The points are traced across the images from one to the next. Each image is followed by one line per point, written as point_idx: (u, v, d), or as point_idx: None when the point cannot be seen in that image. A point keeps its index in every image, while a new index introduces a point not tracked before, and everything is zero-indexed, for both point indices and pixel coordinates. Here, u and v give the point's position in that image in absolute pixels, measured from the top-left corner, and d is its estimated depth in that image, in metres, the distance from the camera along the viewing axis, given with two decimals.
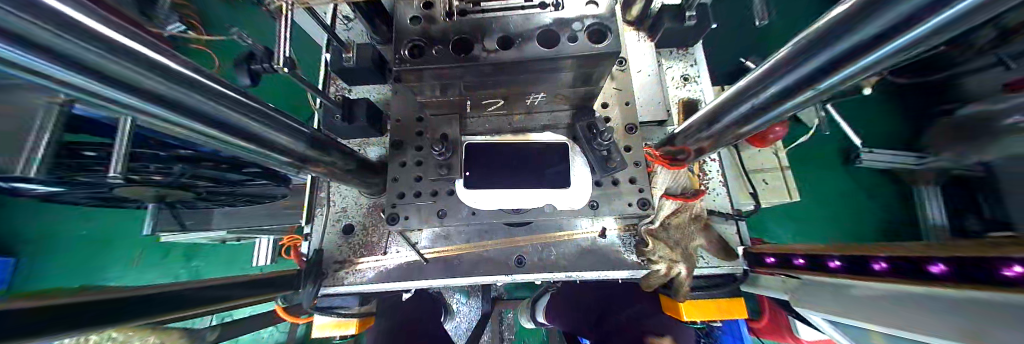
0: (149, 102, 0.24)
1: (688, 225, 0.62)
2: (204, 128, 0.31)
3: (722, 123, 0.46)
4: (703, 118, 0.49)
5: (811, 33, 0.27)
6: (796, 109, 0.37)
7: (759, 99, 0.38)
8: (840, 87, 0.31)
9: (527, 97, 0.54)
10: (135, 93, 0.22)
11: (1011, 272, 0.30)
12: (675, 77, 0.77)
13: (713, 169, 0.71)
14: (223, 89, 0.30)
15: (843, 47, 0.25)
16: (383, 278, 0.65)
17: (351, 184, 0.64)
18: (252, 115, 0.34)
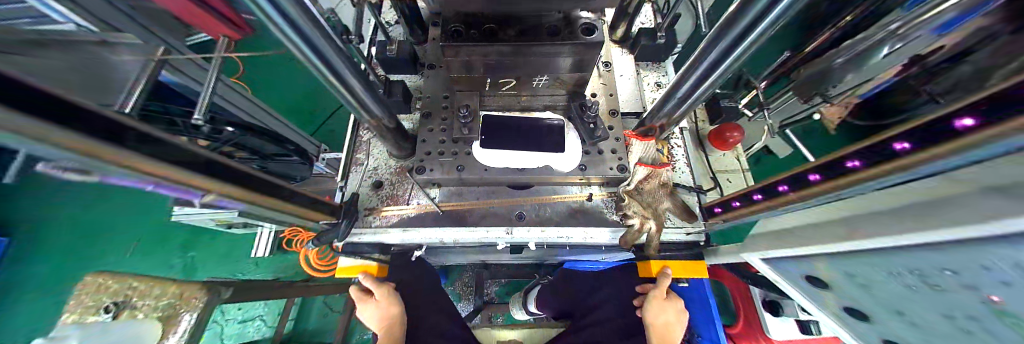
0: (287, 21, 0.39)
1: (657, 190, 0.76)
2: (312, 57, 0.47)
3: (678, 98, 0.64)
4: (667, 97, 0.67)
5: (728, 16, 0.45)
6: (722, 78, 0.55)
7: (701, 70, 0.55)
8: (744, 57, 0.48)
9: (533, 80, 0.72)
10: (281, 11, 0.37)
11: (851, 164, 0.40)
12: (650, 83, 0.97)
13: (679, 153, 0.87)
14: (320, 25, 0.45)
15: (747, 20, 0.42)
16: (405, 223, 0.77)
17: (387, 144, 0.78)
18: (337, 52, 0.49)
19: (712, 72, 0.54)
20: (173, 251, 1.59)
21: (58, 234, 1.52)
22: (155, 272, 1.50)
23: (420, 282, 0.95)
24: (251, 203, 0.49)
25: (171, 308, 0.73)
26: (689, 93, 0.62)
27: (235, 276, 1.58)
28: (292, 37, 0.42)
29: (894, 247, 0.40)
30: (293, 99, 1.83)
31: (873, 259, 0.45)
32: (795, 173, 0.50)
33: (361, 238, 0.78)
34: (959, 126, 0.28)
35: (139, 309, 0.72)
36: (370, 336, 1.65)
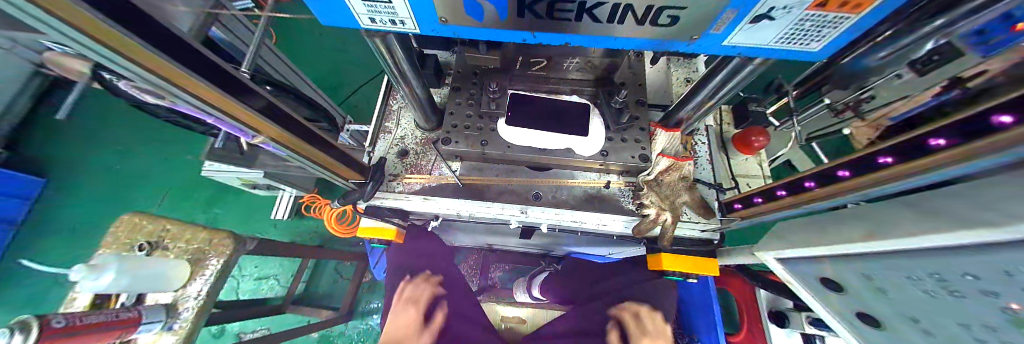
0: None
1: (677, 183, 0.75)
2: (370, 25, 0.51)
3: (708, 90, 0.64)
4: (697, 89, 0.66)
5: None
6: (755, 70, 0.55)
7: (736, 60, 0.55)
8: (783, 50, 0.48)
9: (564, 62, 0.75)
10: None
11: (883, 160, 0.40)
12: (679, 78, 0.95)
13: (701, 149, 0.86)
14: None
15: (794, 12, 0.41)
16: (425, 191, 0.80)
17: (416, 114, 0.81)
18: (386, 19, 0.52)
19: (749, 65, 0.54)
20: (198, 206, 1.67)
21: (97, 180, 1.63)
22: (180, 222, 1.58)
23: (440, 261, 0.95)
24: (296, 149, 0.55)
25: (198, 253, 0.74)
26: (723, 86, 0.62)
27: (256, 234, 1.67)
28: (359, 9, 0.46)
29: (917, 250, 0.39)
30: (321, 72, 1.89)
31: (894, 261, 0.43)
32: (826, 169, 0.49)
33: (384, 201, 0.81)
34: (997, 124, 0.28)
35: (171, 251, 0.74)
36: (375, 305, 1.70)
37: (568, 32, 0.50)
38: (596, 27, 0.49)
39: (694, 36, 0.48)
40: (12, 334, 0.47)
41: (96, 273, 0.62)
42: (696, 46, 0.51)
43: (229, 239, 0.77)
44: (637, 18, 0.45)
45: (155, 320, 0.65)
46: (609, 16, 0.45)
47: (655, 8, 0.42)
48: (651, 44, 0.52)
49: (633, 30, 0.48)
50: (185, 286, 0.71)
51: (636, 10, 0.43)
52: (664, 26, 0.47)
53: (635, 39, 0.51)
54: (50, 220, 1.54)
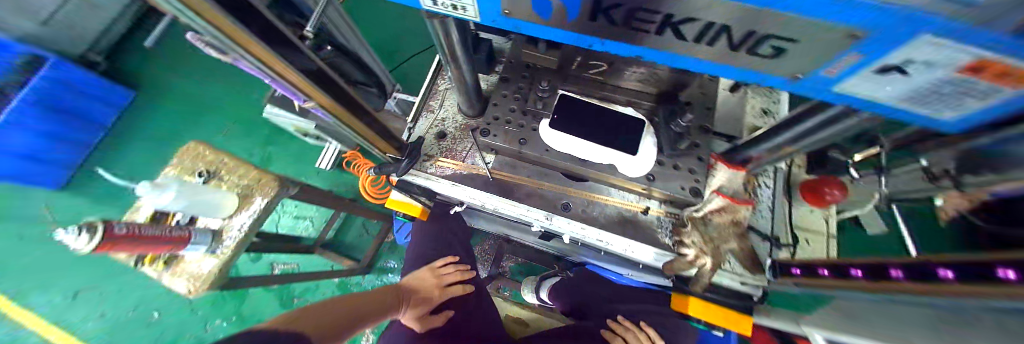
0: None
1: (728, 228, 0.66)
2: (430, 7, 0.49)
3: (793, 133, 0.53)
4: (779, 129, 0.56)
5: None
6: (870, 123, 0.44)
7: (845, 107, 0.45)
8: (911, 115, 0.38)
9: (627, 71, 0.69)
10: None
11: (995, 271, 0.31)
12: (755, 108, 0.83)
13: (765, 193, 0.75)
14: None
15: None
16: (455, 178, 0.80)
17: (460, 99, 0.80)
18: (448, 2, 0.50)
19: (862, 123, 0.43)
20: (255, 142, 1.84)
21: (182, 104, 1.88)
22: (240, 154, 1.77)
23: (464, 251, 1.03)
24: (340, 118, 0.57)
25: (249, 188, 0.91)
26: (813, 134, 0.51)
27: (300, 178, 1.77)
28: None
29: None
30: (380, 37, 1.95)
31: None
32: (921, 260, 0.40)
33: (415, 179, 0.82)
34: None
35: (225, 181, 0.91)
36: (392, 265, 1.75)
37: (642, 45, 0.44)
38: (679, 44, 0.42)
39: (797, 74, 0.39)
40: (81, 234, 0.64)
41: (159, 190, 0.76)
42: (794, 85, 0.42)
43: (273, 183, 0.92)
44: (732, 41, 0.37)
45: (202, 241, 0.82)
46: (699, 35, 0.39)
47: (760, 34, 0.34)
48: (735, 72, 0.44)
49: (720, 54, 0.41)
50: (232, 217, 0.88)
51: (733, 35, 0.36)
52: (764, 56, 0.38)
53: (721, 63, 0.43)
54: (145, 131, 1.82)
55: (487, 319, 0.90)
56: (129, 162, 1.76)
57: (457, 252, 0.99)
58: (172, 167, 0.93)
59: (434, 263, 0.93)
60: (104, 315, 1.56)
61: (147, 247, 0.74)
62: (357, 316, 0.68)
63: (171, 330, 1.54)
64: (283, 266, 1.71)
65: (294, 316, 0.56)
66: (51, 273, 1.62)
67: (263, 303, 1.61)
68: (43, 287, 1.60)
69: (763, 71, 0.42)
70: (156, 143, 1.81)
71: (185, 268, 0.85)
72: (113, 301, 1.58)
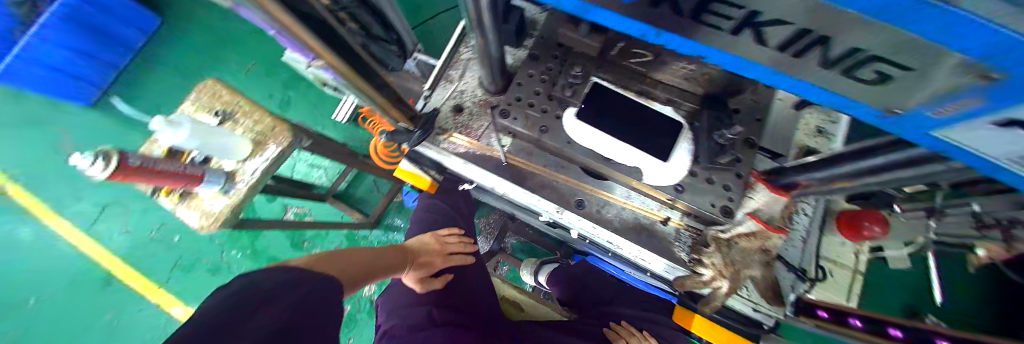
0: None
1: (753, 254, 0.61)
2: None
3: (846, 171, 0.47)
4: (830, 162, 0.49)
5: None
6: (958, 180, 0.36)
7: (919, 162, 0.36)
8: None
9: (675, 65, 0.60)
10: None
11: None
12: (808, 126, 0.75)
13: (801, 221, 0.68)
14: None
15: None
16: (467, 157, 0.76)
17: (483, 73, 0.73)
18: None
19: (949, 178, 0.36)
20: (272, 85, 1.79)
21: (205, 39, 1.85)
22: (258, 96, 1.76)
23: (466, 225, 1.02)
24: (350, 83, 0.53)
25: (261, 136, 0.90)
26: (868, 176, 0.44)
27: (317, 128, 1.74)
28: None
29: None
30: None
31: None
32: None
33: (426, 152, 0.79)
34: None
35: (240, 125, 0.90)
36: (398, 224, 1.77)
37: (709, 46, 0.36)
38: (757, 49, 0.34)
39: (895, 109, 0.32)
40: (96, 161, 0.67)
41: (174, 127, 0.78)
42: (885, 122, 0.34)
43: (286, 132, 0.91)
44: (825, 56, 0.30)
45: (216, 180, 0.84)
46: (786, 42, 0.31)
47: (865, 54, 0.27)
48: (819, 94, 0.36)
49: (806, 67, 0.33)
50: (246, 161, 0.88)
51: (829, 48, 0.29)
52: (862, 79, 0.31)
53: (804, 78, 0.35)
54: (171, 61, 1.83)
55: (482, 292, 0.89)
56: (154, 90, 1.80)
57: (461, 225, 0.99)
58: (190, 103, 0.92)
59: (439, 231, 0.93)
60: (130, 231, 1.69)
61: (162, 181, 0.78)
62: (369, 263, 0.71)
63: (191, 253, 1.67)
64: (295, 210, 1.76)
65: (317, 262, 0.60)
66: (84, 186, 1.74)
67: (273, 241, 1.69)
68: (77, 198, 1.73)
69: (853, 96, 0.34)
70: (178, 75, 1.82)
71: (200, 204, 0.88)
72: (137, 219, 1.69)
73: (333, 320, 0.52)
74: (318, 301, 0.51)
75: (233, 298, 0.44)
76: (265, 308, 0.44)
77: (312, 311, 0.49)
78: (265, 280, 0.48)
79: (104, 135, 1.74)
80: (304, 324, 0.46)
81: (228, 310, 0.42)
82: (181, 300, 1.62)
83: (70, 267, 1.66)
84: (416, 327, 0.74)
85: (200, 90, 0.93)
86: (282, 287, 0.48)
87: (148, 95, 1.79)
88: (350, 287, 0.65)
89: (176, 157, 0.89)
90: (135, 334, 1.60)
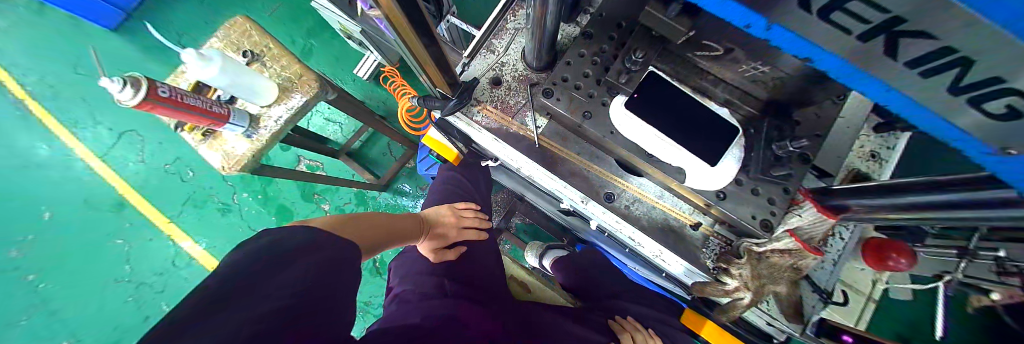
0: None
1: (783, 272, 0.61)
2: None
3: (893, 204, 0.41)
4: (884, 190, 0.43)
5: None
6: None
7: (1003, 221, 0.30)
8: None
9: (742, 66, 0.56)
10: None
11: None
12: (861, 149, 0.71)
13: (835, 244, 0.67)
14: None
15: None
16: (500, 134, 0.73)
17: (530, 47, 0.68)
18: None
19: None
20: (295, 30, 1.72)
21: None
22: (280, 40, 1.70)
23: (483, 203, 1.02)
24: (402, 39, 0.52)
25: (288, 82, 0.88)
26: (930, 212, 0.37)
27: (337, 81, 1.70)
28: None
29: None
30: None
31: None
32: None
33: (456, 122, 0.76)
34: None
35: (267, 68, 0.87)
36: (407, 189, 1.76)
37: (826, 50, 0.28)
38: (880, 61, 0.25)
39: (1012, 149, 0.23)
40: (126, 88, 0.65)
41: (206, 62, 0.72)
42: (1000, 164, 0.26)
43: (314, 83, 0.88)
44: (954, 81, 0.23)
45: (240, 123, 0.83)
46: (918, 60, 0.23)
47: (1004, 87, 0.20)
48: (919, 120, 0.28)
49: (928, 89, 0.25)
50: (271, 107, 0.87)
51: (964, 73, 0.21)
52: (986, 114, 0.23)
53: (930, 105, 0.26)
54: None
55: (489, 273, 0.87)
56: (176, 20, 1.75)
57: (475, 199, 0.98)
58: (219, 39, 0.89)
59: (455, 204, 0.91)
60: (145, 160, 1.71)
61: (188, 117, 0.76)
62: (386, 228, 0.70)
63: (204, 189, 1.71)
64: (309, 162, 1.77)
65: (334, 225, 0.57)
66: (101, 110, 1.74)
67: (284, 190, 1.72)
68: (93, 121, 1.74)
69: (972, 130, 0.25)
70: (200, 8, 1.77)
71: (222, 145, 0.87)
72: (154, 150, 1.72)
73: (350, 287, 0.51)
74: (337, 267, 0.49)
75: (254, 257, 0.42)
76: (284, 272, 0.43)
77: (331, 276, 0.47)
78: (288, 239, 0.46)
79: (122, 60, 1.72)
80: (322, 290, 0.45)
81: (250, 267, 0.41)
82: (190, 235, 1.68)
83: (87, 187, 1.71)
84: (426, 295, 0.71)
85: (229, 25, 0.90)
86: (302, 250, 0.46)
87: (168, 24, 1.74)
88: (368, 249, 0.64)
89: (203, 93, 0.87)
90: (150, 258, 1.68)
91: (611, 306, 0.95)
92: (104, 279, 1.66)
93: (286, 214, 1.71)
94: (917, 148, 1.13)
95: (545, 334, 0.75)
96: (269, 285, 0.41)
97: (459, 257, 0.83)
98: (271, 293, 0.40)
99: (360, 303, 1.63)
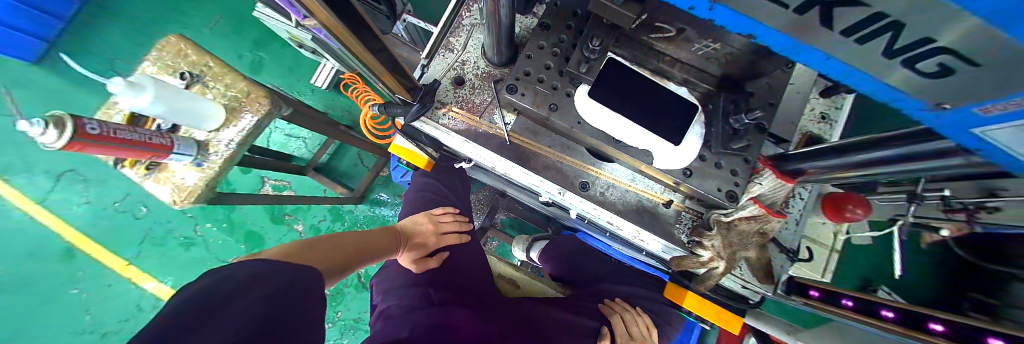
0: None
1: (750, 237, 0.64)
2: None
3: (844, 161, 0.44)
4: (834, 152, 0.45)
5: None
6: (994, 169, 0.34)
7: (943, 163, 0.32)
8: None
9: (695, 45, 0.57)
10: None
11: None
12: (812, 112, 0.75)
13: (796, 205, 0.71)
14: None
15: None
16: (467, 135, 0.71)
17: (488, 42, 0.66)
18: None
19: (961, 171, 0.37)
20: (243, 44, 1.61)
21: None
22: (228, 56, 1.58)
23: (462, 205, 1.01)
24: (347, 47, 0.48)
25: (234, 102, 0.81)
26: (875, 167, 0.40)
27: (294, 94, 1.61)
28: None
29: None
30: None
31: None
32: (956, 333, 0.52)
33: (423, 127, 0.74)
34: None
35: (210, 90, 0.81)
36: (385, 198, 1.71)
37: (770, 27, 0.26)
38: (818, 31, 0.24)
39: (946, 103, 0.24)
40: (45, 129, 0.58)
41: (136, 91, 0.67)
42: (934, 118, 0.26)
43: (266, 100, 0.83)
44: (886, 44, 0.22)
45: (187, 152, 0.76)
46: (852, 28, 0.22)
47: (934, 45, 0.20)
48: (865, 86, 0.27)
49: (865, 57, 0.24)
50: (219, 131, 0.81)
51: (897, 36, 0.21)
52: (920, 73, 0.23)
53: (867, 70, 0.26)
54: (126, 11, 1.62)
55: (476, 275, 0.86)
56: (105, 45, 1.59)
57: (453, 203, 0.97)
58: (150, 62, 0.82)
59: (432, 210, 0.90)
60: (90, 201, 1.56)
61: (126, 152, 0.69)
62: (357, 246, 0.68)
63: (162, 225, 1.58)
64: (274, 183, 1.69)
65: (294, 253, 0.55)
66: (28, 152, 1.56)
67: (251, 214, 1.63)
68: (24, 165, 1.56)
69: (909, 90, 0.25)
70: (132, 29, 1.62)
71: (171, 177, 0.81)
72: (100, 189, 1.58)
73: (314, 312, 0.48)
74: (296, 292, 0.47)
75: (196, 299, 0.39)
76: (238, 302, 0.40)
77: (291, 300, 0.45)
78: (238, 273, 0.44)
79: (46, 95, 1.54)
80: (282, 314, 0.42)
81: (199, 302, 0.39)
82: (154, 275, 1.57)
83: (25, 238, 1.55)
84: (413, 308, 0.69)
85: (161, 47, 0.82)
86: (251, 281, 0.44)
87: (96, 50, 1.58)
88: (336, 274, 0.62)
89: (139, 125, 0.80)
90: (112, 306, 1.56)
91: (600, 292, 0.96)
92: (61, 334, 1.52)
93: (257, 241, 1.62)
94: (864, 106, 1.21)
95: (537, 330, 0.75)
96: (220, 320, 0.38)
97: (442, 264, 0.82)
98: (223, 328, 0.37)
99: (349, 321, 1.59)
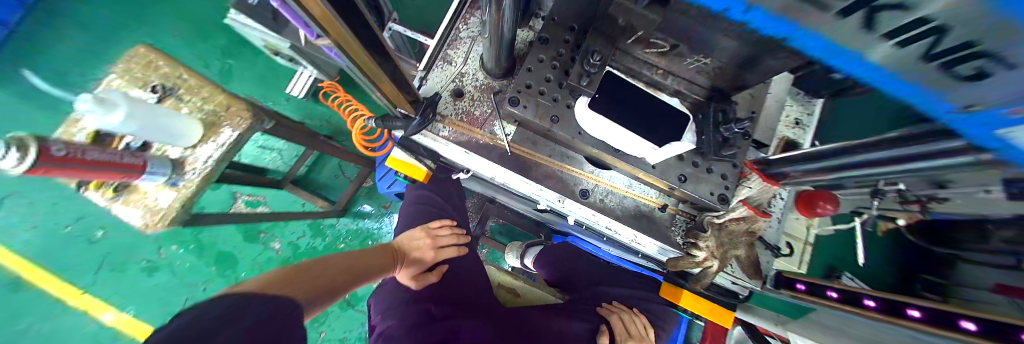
0: None
1: (740, 236, 0.69)
2: None
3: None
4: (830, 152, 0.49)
5: None
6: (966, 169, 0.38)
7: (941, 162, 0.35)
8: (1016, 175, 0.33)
9: (687, 59, 0.61)
10: None
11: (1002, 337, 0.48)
12: (788, 118, 0.81)
13: (778, 205, 0.77)
14: None
15: None
16: (468, 147, 0.71)
17: (488, 56, 0.67)
18: None
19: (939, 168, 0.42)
20: (211, 52, 1.51)
21: None
22: (193, 65, 1.47)
23: (460, 218, 1.00)
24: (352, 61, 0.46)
25: (214, 115, 0.76)
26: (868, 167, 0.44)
27: (268, 104, 1.52)
28: None
29: None
30: None
31: None
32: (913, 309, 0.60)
33: (423, 139, 0.73)
34: None
35: (188, 104, 0.76)
36: (369, 210, 1.63)
37: (811, 32, 0.21)
38: (851, 36, 0.20)
39: (977, 104, 0.21)
40: (7, 153, 0.52)
41: (107, 109, 0.63)
42: (963, 119, 0.23)
43: (248, 114, 0.77)
44: (929, 49, 0.19)
45: (161, 171, 0.70)
46: (892, 33, 0.18)
47: (983, 50, 0.17)
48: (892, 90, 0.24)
49: (901, 63, 0.21)
50: (196, 147, 0.76)
51: (941, 41, 0.18)
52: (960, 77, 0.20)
53: (901, 77, 0.22)
54: (77, 15, 1.48)
55: (476, 286, 0.86)
56: (50, 52, 1.44)
57: (451, 215, 0.96)
58: (116, 75, 0.75)
59: (429, 224, 0.89)
60: (39, 226, 1.41)
61: (97, 175, 0.64)
62: (344, 268, 0.67)
63: (122, 250, 1.45)
64: (247, 198, 1.59)
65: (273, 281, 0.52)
66: None
67: (222, 234, 1.52)
68: None
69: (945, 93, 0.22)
70: (83, 35, 1.48)
71: (142, 198, 0.75)
72: (48, 212, 1.42)
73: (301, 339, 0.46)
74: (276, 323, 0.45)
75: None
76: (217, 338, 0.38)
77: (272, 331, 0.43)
78: (207, 312, 0.41)
79: None
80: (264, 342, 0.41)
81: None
82: (112, 304, 1.41)
83: None
84: (415, 326, 0.68)
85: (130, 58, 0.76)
86: (226, 319, 0.41)
87: (39, 57, 1.42)
88: (324, 299, 0.59)
89: (104, 144, 0.74)
90: (61, 343, 1.40)
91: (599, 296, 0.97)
92: None
93: (227, 263, 1.50)
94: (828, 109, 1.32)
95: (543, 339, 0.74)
96: None
97: (442, 278, 0.81)
98: None
99: (335, 341, 1.52)
